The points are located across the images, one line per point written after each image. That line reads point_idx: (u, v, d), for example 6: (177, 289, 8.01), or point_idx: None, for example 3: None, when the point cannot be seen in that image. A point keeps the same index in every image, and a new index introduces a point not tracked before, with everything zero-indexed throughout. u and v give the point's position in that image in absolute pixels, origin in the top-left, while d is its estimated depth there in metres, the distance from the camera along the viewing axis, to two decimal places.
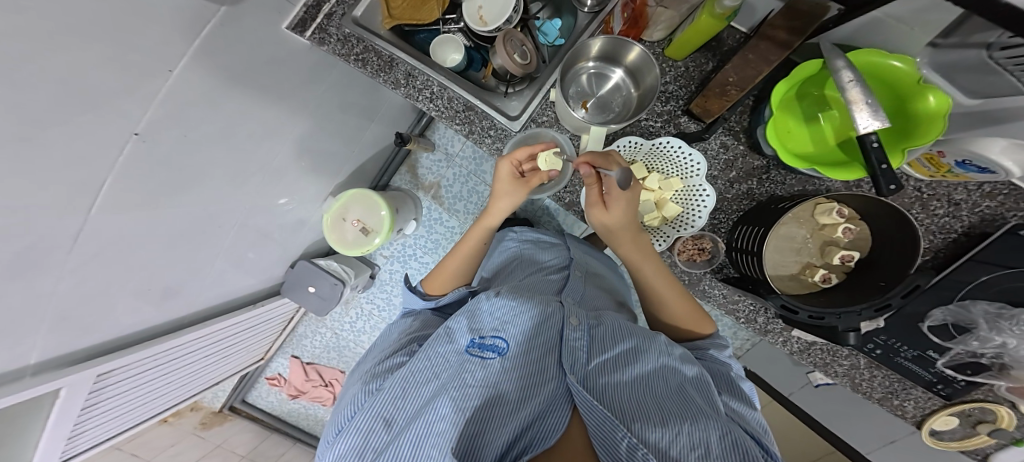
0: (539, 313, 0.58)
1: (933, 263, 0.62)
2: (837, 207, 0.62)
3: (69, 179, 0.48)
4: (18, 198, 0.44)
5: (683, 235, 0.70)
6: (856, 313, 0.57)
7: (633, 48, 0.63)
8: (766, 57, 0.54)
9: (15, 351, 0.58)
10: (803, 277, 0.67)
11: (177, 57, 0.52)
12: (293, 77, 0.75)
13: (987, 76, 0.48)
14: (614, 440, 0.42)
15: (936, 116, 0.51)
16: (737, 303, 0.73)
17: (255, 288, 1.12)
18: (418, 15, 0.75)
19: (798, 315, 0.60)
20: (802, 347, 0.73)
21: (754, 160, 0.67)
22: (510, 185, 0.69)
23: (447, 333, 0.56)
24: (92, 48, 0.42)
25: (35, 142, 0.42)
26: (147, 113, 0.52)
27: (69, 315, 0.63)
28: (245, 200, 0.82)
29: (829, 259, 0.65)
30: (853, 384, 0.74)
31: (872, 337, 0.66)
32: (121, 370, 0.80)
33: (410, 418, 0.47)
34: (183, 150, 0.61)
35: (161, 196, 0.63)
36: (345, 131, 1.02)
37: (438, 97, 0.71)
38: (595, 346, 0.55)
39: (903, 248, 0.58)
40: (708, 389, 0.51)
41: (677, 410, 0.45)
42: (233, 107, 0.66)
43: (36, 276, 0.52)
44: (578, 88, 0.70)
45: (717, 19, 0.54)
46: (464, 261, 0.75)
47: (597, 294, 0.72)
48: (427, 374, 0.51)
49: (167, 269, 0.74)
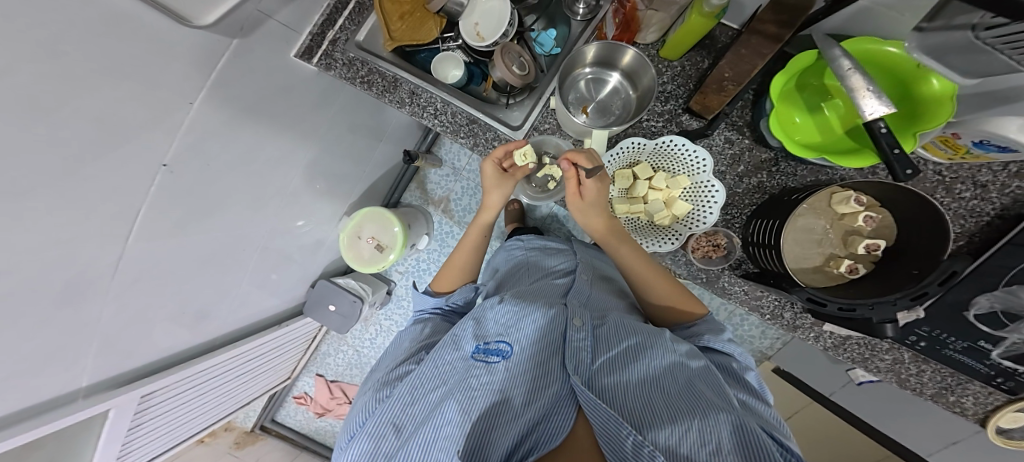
0: (541, 318, 0.58)
1: (969, 250, 0.59)
2: (854, 196, 0.60)
3: (108, 209, 0.52)
4: (62, 228, 0.47)
5: (695, 233, 0.69)
6: (890, 303, 0.54)
7: (627, 52, 0.64)
8: (759, 52, 0.52)
9: (68, 374, 0.61)
10: (828, 269, 0.65)
11: (196, 90, 0.55)
12: (303, 104, 0.79)
13: (972, 58, 0.40)
14: (620, 438, 0.41)
15: (945, 98, 0.50)
16: (761, 299, 0.71)
17: (279, 309, 1.15)
18: (418, 36, 0.75)
19: (827, 308, 0.57)
20: (836, 342, 0.71)
21: (761, 153, 0.66)
22: (497, 180, 0.71)
23: (453, 340, 0.57)
24: (121, 85, 0.45)
25: (76, 176, 0.45)
26: (172, 145, 0.56)
27: (114, 339, 0.66)
28: (265, 223, 0.85)
29: (854, 249, 0.63)
30: (898, 380, 0.71)
31: (913, 329, 0.63)
32: (162, 391, 0.83)
33: (418, 422, 0.48)
34: (206, 178, 0.64)
35: (188, 223, 0.66)
36: (354, 153, 1.05)
37: (442, 113, 0.73)
38: (599, 345, 0.54)
39: (931, 235, 0.55)
40: (718, 383, 0.50)
41: (685, 406, 0.44)
42: (249, 136, 0.69)
43: (81, 304, 0.55)
44: (577, 95, 0.71)
45: (706, 18, 0.54)
46: (469, 256, 0.78)
47: (604, 296, 0.70)
48: (435, 380, 0.52)
49: (198, 293, 0.78)
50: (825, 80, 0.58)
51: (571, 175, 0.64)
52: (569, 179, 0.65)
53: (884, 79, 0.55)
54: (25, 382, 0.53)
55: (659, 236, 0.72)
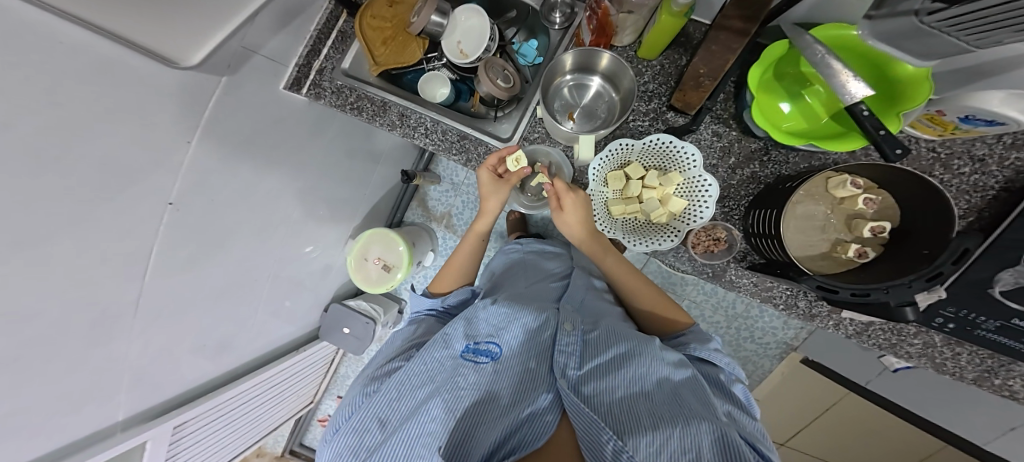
0: (534, 319, 0.58)
1: (980, 225, 0.58)
2: (849, 179, 0.60)
3: (123, 249, 0.53)
4: (82, 270, 0.49)
5: (694, 228, 0.68)
6: (906, 286, 0.51)
7: (604, 56, 0.65)
8: (728, 46, 0.57)
9: (104, 409, 0.62)
10: (836, 255, 0.64)
11: (192, 129, 0.57)
12: (297, 132, 0.81)
13: (923, 40, 0.43)
14: (600, 443, 0.42)
15: (921, 77, 0.50)
16: (771, 290, 0.71)
17: (295, 335, 1.16)
18: (402, 59, 0.75)
19: (838, 294, 0.56)
20: (859, 328, 0.69)
21: (750, 143, 0.67)
22: (493, 186, 0.71)
23: (443, 340, 0.56)
24: (121, 129, 0.47)
25: (87, 220, 0.47)
26: (177, 183, 0.57)
27: (144, 374, 0.67)
28: (274, 250, 0.87)
29: (859, 233, 0.62)
30: (934, 365, 0.67)
31: (937, 311, 0.60)
32: (194, 421, 0.83)
33: (402, 418, 0.48)
34: (213, 213, 0.66)
35: (201, 257, 0.67)
36: (352, 177, 1.06)
37: (433, 132, 0.74)
38: (587, 351, 0.54)
39: (936, 214, 0.55)
40: (705, 393, 0.49)
41: (669, 416, 0.44)
42: (249, 168, 0.70)
43: (109, 343, 0.57)
44: (562, 102, 0.73)
45: (676, 17, 0.56)
46: (466, 262, 0.78)
47: (597, 302, 0.69)
48: (422, 378, 0.52)
49: (218, 324, 0.79)
50: (802, 68, 0.58)
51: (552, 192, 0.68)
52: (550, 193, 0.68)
53: (859, 63, 0.55)
54: (62, 424, 0.55)
55: (660, 234, 0.71)
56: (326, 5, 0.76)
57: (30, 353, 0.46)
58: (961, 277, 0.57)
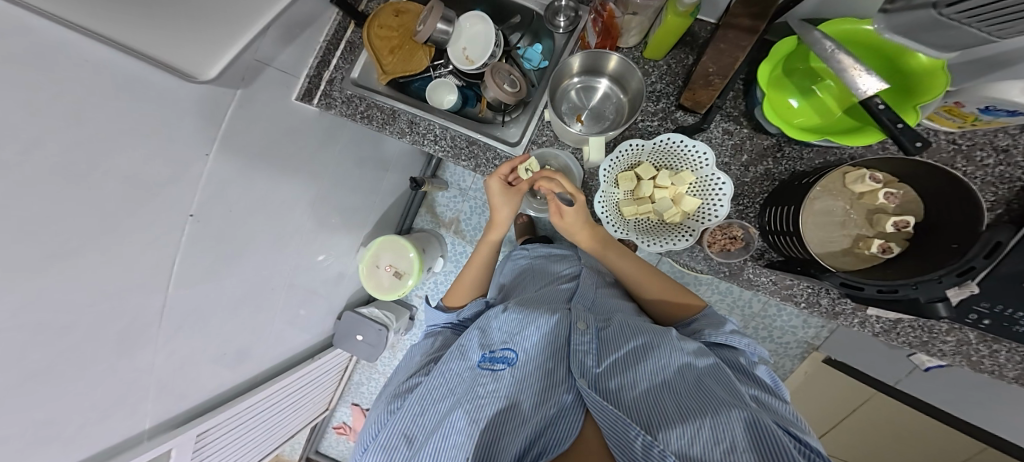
0: (547, 323, 0.58)
1: (1010, 216, 0.56)
2: (869, 173, 0.58)
3: (147, 261, 0.55)
4: (111, 282, 0.50)
5: (709, 227, 0.66)
6: (936, 281, 0.50)
7: (611, 57, 0.65)
8: (737, 44, 0.55)
9: (132, 417, 0.64)
10: (858, 251, 0.62)
11: (210, 143, 0.59)
12: (307, 143, 0.82)
13: (942, 33, 0.42)
14: (629, 440, 0.41)
15: (936, 69, 0.49)
16: (792, 288, 0.69)
17: (310, 343, 1.18)
18: (410, 66, 0.77)
19: (865, 291, 0.54)
20: (887, 326, 0.66)
21: (762, 140, 0.66)
22: (503, 196, 0.71)
23: (460, 350, 0.58)
24: (142, 145, 0.48)
25: (113, 234, 0.49)
26: (196, 196, 0.59)
27: (169, 383, 0.69)
28: (289, 260, 0.89)
29: (882, 228, 0.60)
30: (971, 364, 0.64)
31: (971, 306, 0.56)
32: (216, 429, 0.85)
33: (428, 432, 0.49)
34: (230, 224, 0.68)
35: (220, 268, 0.69)
36: (363, 186, 1.08)
37: (442, 138, 0.75)
38: (604, 348, 0.54)
39: (963, 207, 0.52)
40: (729, 380, 0.48)
41: (697, 406, 0.43)
42: (263, 181, 0.72)
43: (137, 352, 0.59)
44: (570, 105, 0.72)
45: (683, 17, 0.55)
46: (480, 271, 0.78)
47: (610, 300, 0.69)
48: (443, 391, 0.53)
49: (237, 332, 0.81)
50: (811, 62, 0.57)
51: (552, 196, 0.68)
52: (551, 199, 0.69)
53: (869, 57, 0.54)
54: (95, 431, 0.57)
55: (673, 234, 0.69)
56: (334, 17, 0.77)
57: (63, 363, 0.48)
58: (995, 272, 0.54)
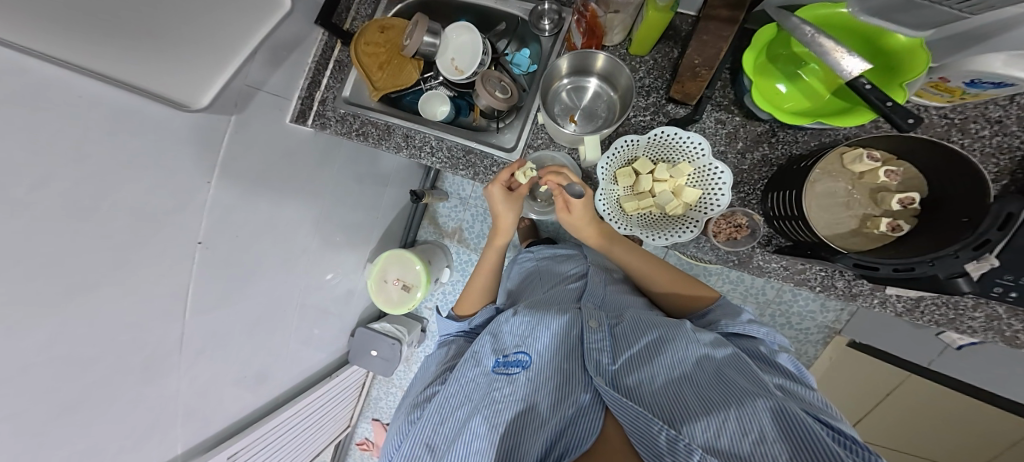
0: (558, 323, 0.58)
1: (1018, 186, 0.54)
2: (865, 153, 0.57)
3: (161, 290, 0.55)
4: (127, 312, 0.51)
5: (712, 216, 0.66)
6: (952, 257, 0.48)
7: (599, 57, 0.65)
8: (720, 35, 0.55)
9: (162, 445, 0.65)
10: (867, 231, 0.60)
11: (210, 169, 0.59)
12: (306, 164, 0.83)
13: (917, 12, 0.45)
14: (653, 436, 0.41)
15: (916, 47, 0.49)
16: (804, 272, 0.68)
17: (326, 361, 1.18)
18: (399, 81, 0.77)
19: (880, 271, 0.53)
20: (909, 305, 0.65)
21: (756, 127, 0.65)
22: (505, 202, 0.72)
23: (473, 357, 0.57)
24: (145, 177, 0.49)
25: (125, 266, 0.49)
26: (203, 223, 0.60)
27: (194, 409, 0.69)
28: (299, 280, 0.89)
29: (888, 206, 0.59)
30: (1005, 339, 0.62)
31: (995, 280, 0.54)
32: (243, 453, 0.85)
33: (449, 441, 0.49)
34: (239, 248, 0.68)
35: (234, 292, 0.70)
36: (365, 202, 1.09)
37: (438, 149, 0.75)
38: (619, 345, 0.54)
39: (963, 178, 0.52)
40: (750, 369, 0.47)
41: (720, 398, 0.43)
42: (267, 203, 0.73)
43: (159, 380, 0.59)
44: (562, 106, 0.73)
45: (662, 12, 0.55)
46: (487, 277, 0.78)
47: (620, 297, 0.68)
48: (461, 397, 0.53)
49: (255, 354, 0.81)
50: (792, 49, 0.57)
51: (558, 191, 0.69)
52: (556, 194, 0.70)
53: (849, 38, 0.54)
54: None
55: (679, 226, 0.68)
56: (320, 37, 0.77)
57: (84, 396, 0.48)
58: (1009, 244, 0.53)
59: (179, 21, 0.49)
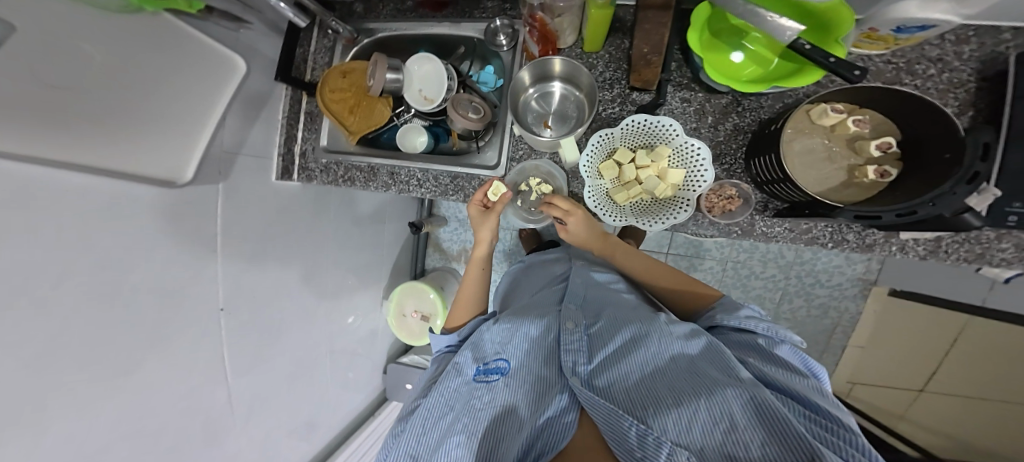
0: (536, 327, 0.59)
1: (983, 117, 0.57)
2: (830, 106, 0.58)
3: (193, 358, 0.58)
4: (161, 384, 0.54)
5: (701, 193, 0.65)
6: (950, 194, 0.47)
7: (555, 61, 0.67)
8: (659, 22, 0.57)
9: None
10: (858, 181, 0.59)
11: (213, 237, 0.62)
12: (305, 215, 0.85)
13: None
14: (623, 432, 0.42)
15: (838, 7, 0.49)
16: (811, 230, 0.66)
17: (368, 402, 1.18)
18: (373, 121, 0.79)
19: (884, 219, 0.50)
20: (929, 248, 0.63)
21: (719, 99, 0.66)
22: (481, 219, 0.74)
23: (454, 367, 0.55)
24: (154, 256, 0.52)
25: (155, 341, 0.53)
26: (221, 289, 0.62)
27: None
28: (324, 325, 0.91)
29: (870, 154, 0.59)
30: None
31: (1008, 209, 0.51)
32: None
33: (430, 452, 0.46)
34: (260, 306, 0.71)
35: (266, 347, 0.72)
36: (367, 243, 1.10)
37: (425, 180, 0.77)
38: (595, 346, 0.55)
39: (932, 116, 0.52)
40: (722, 356, 0.48)
41: (691, 389, 0.44)
42: (277, 258, 0.76)
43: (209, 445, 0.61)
44: (534, 115, 0.74)
45: (604, 9, 0.57)
46: (474, 291, 0.77)
47: (604, 294, 0.69)
48: (442, 407, 0.50)
49: (298, 404, 0.83)
50: (730, 21, 0.58)
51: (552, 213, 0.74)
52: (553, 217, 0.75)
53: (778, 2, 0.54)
54: None
55: (671, 208, 0.68)
56: (285, 92, 0.80)
57: None
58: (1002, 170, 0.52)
59: (141, 106, 0.52)
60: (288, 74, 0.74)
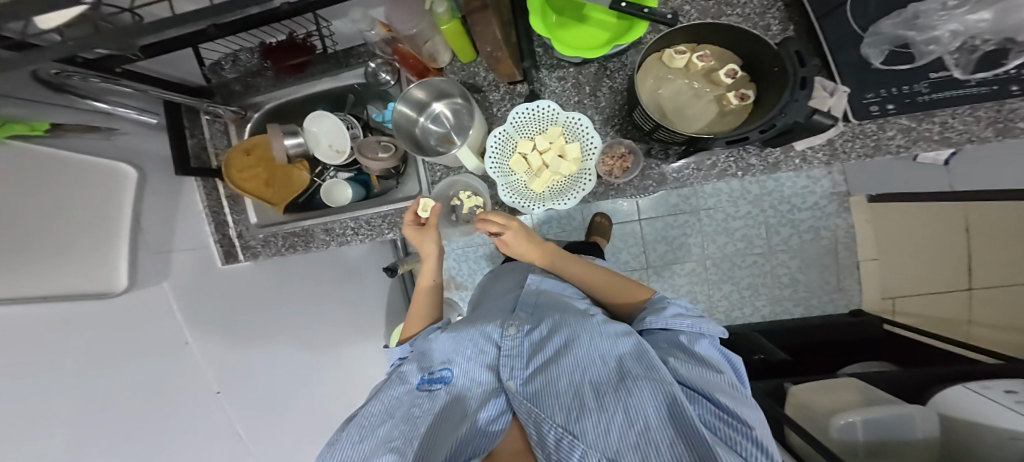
0: (478, 334, 0.62)
1: (799, 29, 0.68)
2: (672, 51, 0.68)
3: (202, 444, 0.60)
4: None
5: (597, 157, 0.72)
6: (794, 101, 0.54)
7: (423, 84, 0.74)
8: (486, 22, 0.57)
9: None
10: (727, 107, 0.69)
11: (181, 333, 0.64)
12: (273, 287, 0.88)
13: None
14: (545, 436, 0.45)
15: None
16: (717, 161, 0.70)
17: None
18: (291, 187, 0.84)
19: (751, 138, 0.58)
20: (829, 151, 0.65)
21: (590, 68, 0.75)
22: (419, 235, 0.77)
23: (399, 377, 0.59)
24: (133, 361, 0.54)
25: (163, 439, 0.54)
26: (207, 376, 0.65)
27: None
28: (324, 383, 0.94)
29: (725, 82, 0.68)
30: (941, 144, 0.61)
31: (863, 101, 0.60)
32: None
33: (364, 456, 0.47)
34: (252, 382, 0.73)
35: (269, 418, 0.75)
36: (352, 297, 1.13)
37: (358, 227, 0.83)
38: (533, 351, 0.57)
39: (753, 41, 0.63)
40: (645, 353, 0.50)
41: (611, 393, 0.47)
42: (258, 334, 0.79)
43: None
44: (437, 137, 0.81)
45: (451, 20, 0.67)
46: (424, 307, 0.77)
47: (552, 293, 0.70)
48: (384, 414, 0.53)
49: None
50: None
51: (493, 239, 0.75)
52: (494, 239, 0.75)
53: None
54: None
55: (579, 183, 0.73)
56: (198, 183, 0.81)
57: None
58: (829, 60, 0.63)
59: (80, 233, 0.54)
60: (188, 166, 0.75)
